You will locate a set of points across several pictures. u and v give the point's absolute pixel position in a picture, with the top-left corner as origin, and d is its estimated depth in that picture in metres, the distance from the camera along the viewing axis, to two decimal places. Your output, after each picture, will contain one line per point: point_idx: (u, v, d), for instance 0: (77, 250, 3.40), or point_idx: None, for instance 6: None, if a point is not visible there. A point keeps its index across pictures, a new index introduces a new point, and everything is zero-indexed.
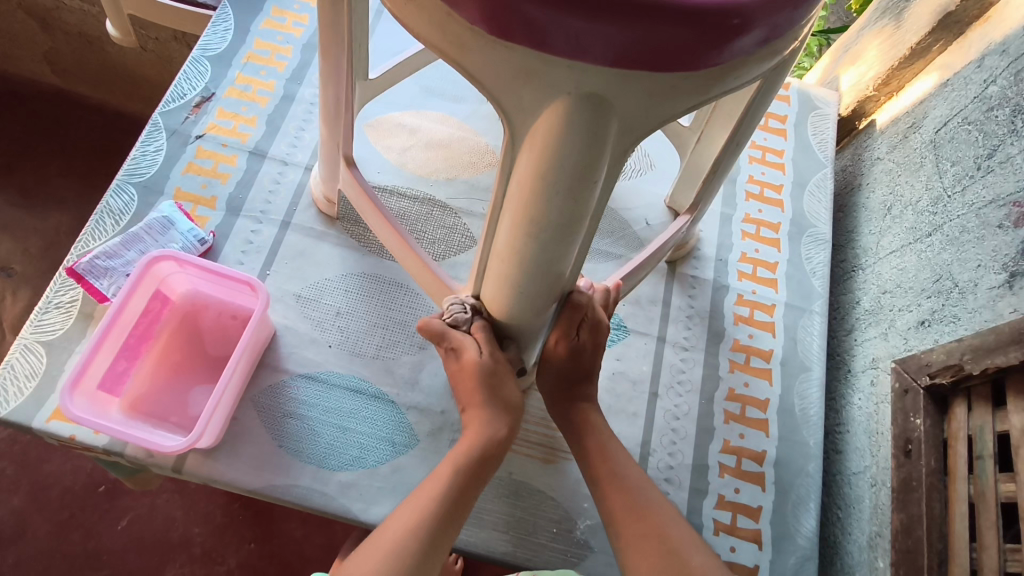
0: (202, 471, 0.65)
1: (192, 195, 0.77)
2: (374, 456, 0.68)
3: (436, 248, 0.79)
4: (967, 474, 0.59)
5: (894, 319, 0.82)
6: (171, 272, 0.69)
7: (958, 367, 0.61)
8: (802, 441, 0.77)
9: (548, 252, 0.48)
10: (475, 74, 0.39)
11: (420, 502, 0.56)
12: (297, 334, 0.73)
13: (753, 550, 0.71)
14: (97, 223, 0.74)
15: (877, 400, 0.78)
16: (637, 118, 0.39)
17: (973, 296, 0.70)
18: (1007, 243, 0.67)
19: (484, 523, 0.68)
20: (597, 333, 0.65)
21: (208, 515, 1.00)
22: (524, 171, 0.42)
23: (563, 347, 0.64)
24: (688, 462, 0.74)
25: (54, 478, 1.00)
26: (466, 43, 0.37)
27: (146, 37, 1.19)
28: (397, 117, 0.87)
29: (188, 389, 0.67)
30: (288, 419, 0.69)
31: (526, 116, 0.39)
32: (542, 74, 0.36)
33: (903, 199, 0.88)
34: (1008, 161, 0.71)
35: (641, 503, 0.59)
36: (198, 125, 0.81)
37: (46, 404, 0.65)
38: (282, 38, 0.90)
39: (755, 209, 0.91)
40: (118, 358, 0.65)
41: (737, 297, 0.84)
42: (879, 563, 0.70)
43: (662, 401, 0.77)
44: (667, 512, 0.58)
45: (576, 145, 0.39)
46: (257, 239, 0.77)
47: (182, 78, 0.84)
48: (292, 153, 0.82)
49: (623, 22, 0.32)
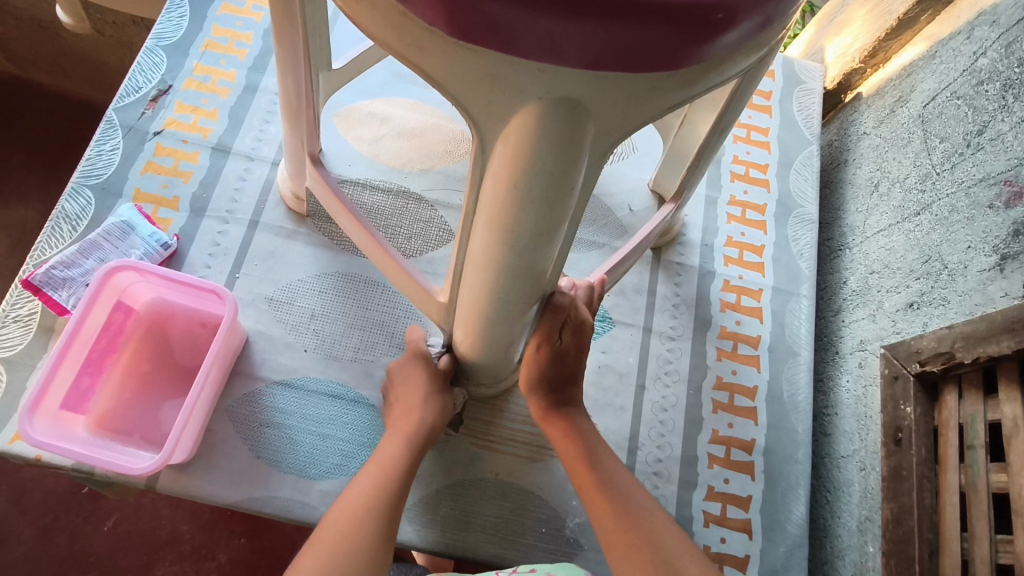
0: (178, 487, 0.63)
1: (153, 196, 0.74)
2: (356, 463, 0.67)
3: (412, 243, 0.76)
4: (959, 463, 0.58)
5: (882, 300, 0.81)
6: (132, 282, 0.65)
7: (949, 355, 0.60)
8: (791, 428, 0.76)
9: (526, 259, 0.45)
10: (438, 79, 0.35)
11: (382, 467, 0.59)
12: (270, 339, 0.70)
13: (744, 540, 0.71)
14: (52, 230, 0.70)
15: (866, 383, 0.78)
16: (615, 121, 0.36)
17: (963, 279, 0.68)
18: (999, 224, 0.65)
19: (471, 526, 0.67)
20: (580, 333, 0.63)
21: (196, 513, 0.98)
22: (497, 180, 0.39)
23: (545, 352, 0.62)
24: (677, 454, 0.73)
25: (35, 482, 0.97)
26: (426, 45, 0.34)
27: (101, 21, 1.12)
28: (367, 106, 0.83)
29: (158, 404, 0.65)
30: (265, 428, 0.67)
31: (496, 122, 0.36)
32: (511, 78, 0.33)
33: (891, 176, 0.86)
34: (999, 138, 0.69)
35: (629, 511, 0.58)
36: (156, 121, 0.77)
37: (8, 425, 0.63)
38: (241, 24, 0.85)
39: (740, 190, 0.88)
40: (82, 374, 0.62)
41: (723, 283, 0.82)
42: (869, 548, 0.70)
43: (650, 392, 0.76)
44: (656, 516, 0.57)
45: (550, 151, 0.36)
46: (224, 241, 0.73)
47: (136, 70, 0.79)
48: (257, 148, 0.78)
49: (598, 22, 0.29)
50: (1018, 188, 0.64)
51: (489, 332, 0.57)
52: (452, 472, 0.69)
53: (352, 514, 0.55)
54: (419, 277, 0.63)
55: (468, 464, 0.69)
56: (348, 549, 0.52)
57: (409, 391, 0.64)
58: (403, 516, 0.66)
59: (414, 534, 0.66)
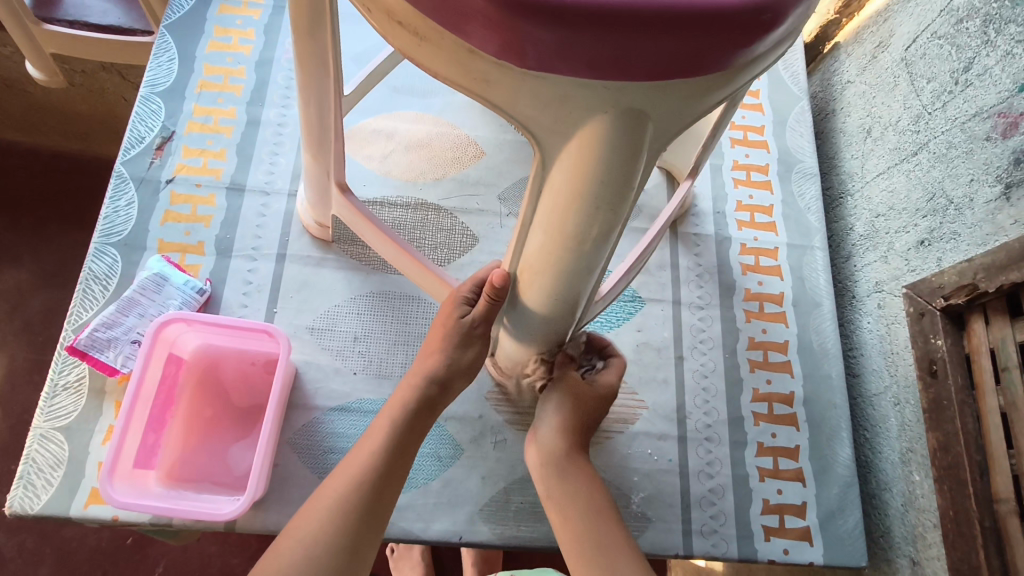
0: (257, 525, 0.65)
1: (177, 244, 0.74)
2: (423, 473, 0.69)
3: (439, 252, 0.78)
4: (995, 386, 0.62)
5: (892, 241, 0.83)
6: (181, 333, 0.65)
7: (972, 286, 0.64)
8: (826, 374, 0.80)
9: (585, 259, 0.47)
10: (502, 106, 0.37)
11: (385, 434, 0.59)
12: (319, 367, 0.71)
13: (799, 488, 0.74)
14: (84, 292, 0.70)
15: (888, 322, 0.81)
16: (671, 121, 0.37)
17: (970, 211, 0.71)
18: (999, 155, 0.69)
19: (543, 516, 0.69)
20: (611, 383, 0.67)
21: (244, 545, 0.99)
22: (561, 188, 0.41)
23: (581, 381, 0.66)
24: (724, 417, 0.76)
25: (78, 540, 0.96)
26: (490, 77, 0.35)
27: (71, 70, 1.08)
28: (371, 124, 0.83)
29: (225, 448, 0.66)
30: (330, 454, 0.68)
31: (559, 138, 0.38)
32: (576, 97, 0.35)
33: (882, 120, 0.89)
34: (986, 72, 0.72)
35: (552, 511, 0.62)
36: (166, 168, 0.77)
37: (81, 490, 0.63)
38: (231, 59, 0.84)
39: (741, 155, 0.91)
40: (147, 431, 0.63)
41: (740, 247, 0.85)
42: (915, 477, 0.74)
43: (688, 362, 0.79)
44: (592, 517, 0.60)
45: (613, 158, 0.38)
46: (256, 278, 0.74)
47: (135, 120, 0.79)
48: (271, 181, 0.79)
49: (639, 36, 0.31)
50: (1013, 119, 0.68)
51: (527, 325, 0.60)
52: (516, 469, 0.71)
53: (357, 476, 0.57)
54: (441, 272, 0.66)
55: None
56: (341, 511, 0.55)
57: (411, 374, 0.64)
58: (477, 518, 0.69)
59: (492, 533, 0.68)
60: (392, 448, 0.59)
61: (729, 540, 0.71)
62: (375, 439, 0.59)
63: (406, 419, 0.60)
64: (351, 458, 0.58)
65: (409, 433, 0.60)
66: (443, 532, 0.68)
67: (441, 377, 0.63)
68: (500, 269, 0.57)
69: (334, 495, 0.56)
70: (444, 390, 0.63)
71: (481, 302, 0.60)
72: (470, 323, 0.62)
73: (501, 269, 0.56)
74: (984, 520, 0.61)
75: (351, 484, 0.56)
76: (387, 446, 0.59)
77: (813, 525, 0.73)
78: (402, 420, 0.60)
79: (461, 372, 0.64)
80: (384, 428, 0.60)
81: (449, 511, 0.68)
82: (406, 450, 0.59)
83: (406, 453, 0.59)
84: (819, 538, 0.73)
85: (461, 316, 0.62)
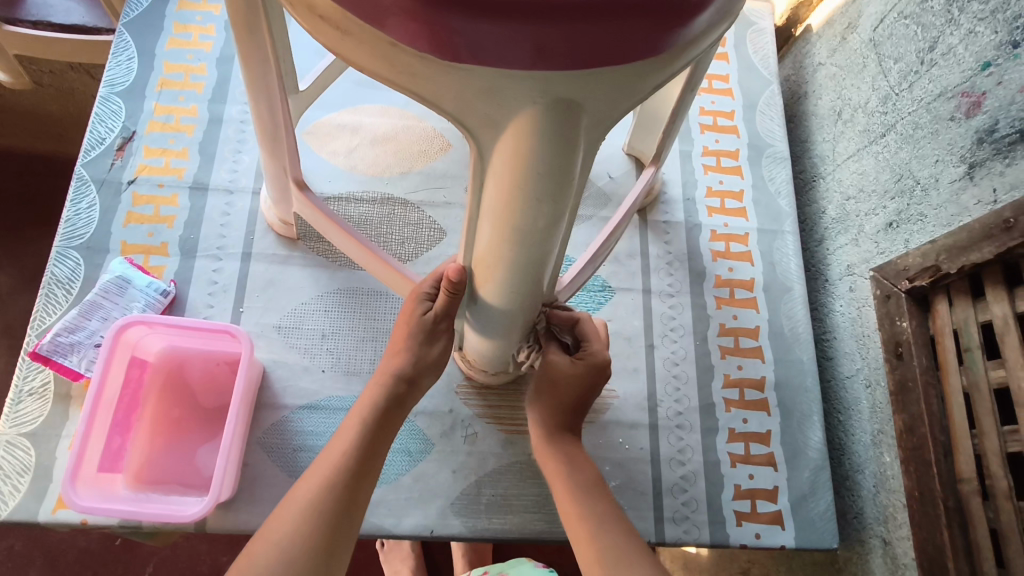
0: (227, 524, 0.65)
1: (141, 246, 0.73)
2: (394, 469, 0.70)
3: (406, 247, 0.77)
4: (958, 366, 0.62)
5: (863, 224, 0.83)
6: (143, 336, 0.65)
7: (935, 267, 0.64)
8: (797, 359, 0.80)
9: (534, 251, 0.47)
10: (432, 100, 0.37)
11: (356, 433, 0.59)
12: (287, 366, 0.71)
13: (770, 472, 0.75)
14: (47, 297, 0.70)
15: (859, 305, 0.80)
16: (607, 110, 0.37)
17: (936, 192, 0.71)
18: (962, 134, 0.68)
19: (514, 508, 0.70)
20: (592, 359, 0.63)
21: (233, 543, 0.99)
22: (501, 182, 0.41)
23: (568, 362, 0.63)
24: (695, 404, 0.77)
25: (66, 543, 0.96)
26: (417, 71, 0.35)
27: (38, 71, 1.06)
28: (335, 119, 0.83)
29: (193, 450, 0.66)
30: (299, 452, 0.68)
31: (494, 131, 0.38)
32: (503, 88, 0.34)
33: (852, 102, 0.88)
34: (950, 51, 0.71)
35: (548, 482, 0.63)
36: (128, 169, 0.76)
37: (48, 496, 0.63)
38: (192, 56, 0.83)
39: (711, 140, 0.90)
40: (112, 435, 0.62)
41: (711, 233, 0.85)
42: (886, 458, 0.74)
43: (659, 350, 0.79)
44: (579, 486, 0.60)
45: (548, 150, 0.37)
46: (221, 278, 0.74)
47: (95, 121, 0.78)
48: (234, 180, 0.78)
49: (568, 25, 0.31)
50: (976, 98, 0.67)
51: (489, 320, 0.59)
52: (487, 462, 0.71)
53: (328, 478, 0.56)
54: (403, 268, 0.66)
55: (501, 450, 0.72)
56: (316, 510, 0.54)
57: (375, 375, 0.63)
58: (448, 512, 0.69)
59: (464, 526, 0.68)
60: (362, 446, 0.58)
61: (701, 526, 0.72)
62: (345, 440, 0.59)
63: (374, 417, 0.60)
64: (322, 458, 0.58)
65: (378, 430, 0.60)
66: (415, 527, 0.68)
67: (405, 375, 0.62)
68: (456, 263, 0.56)
69: (308, 495, 0.55)
70: (412, 387, 0.63)
71: (440, 297, 0.60)
72: (432, 319, 0.62)
73: (458, 264, 0.56)
74: (947, 500, 0.61)
75: (324, 483, 0.55)
76: (357, 444, 0.58)
77: (785, 509, 0.73)
78: (371, 418, 0.60)
79: (427, 367, 0.63)
80: (353, 428, 0.59)
81: (419, 506, 0.69)
82: (377, 447, 0.59)
83: (376, 450, 0.59)
84: (791, 521, 0.73)
85: (423, 312, 0.62)
